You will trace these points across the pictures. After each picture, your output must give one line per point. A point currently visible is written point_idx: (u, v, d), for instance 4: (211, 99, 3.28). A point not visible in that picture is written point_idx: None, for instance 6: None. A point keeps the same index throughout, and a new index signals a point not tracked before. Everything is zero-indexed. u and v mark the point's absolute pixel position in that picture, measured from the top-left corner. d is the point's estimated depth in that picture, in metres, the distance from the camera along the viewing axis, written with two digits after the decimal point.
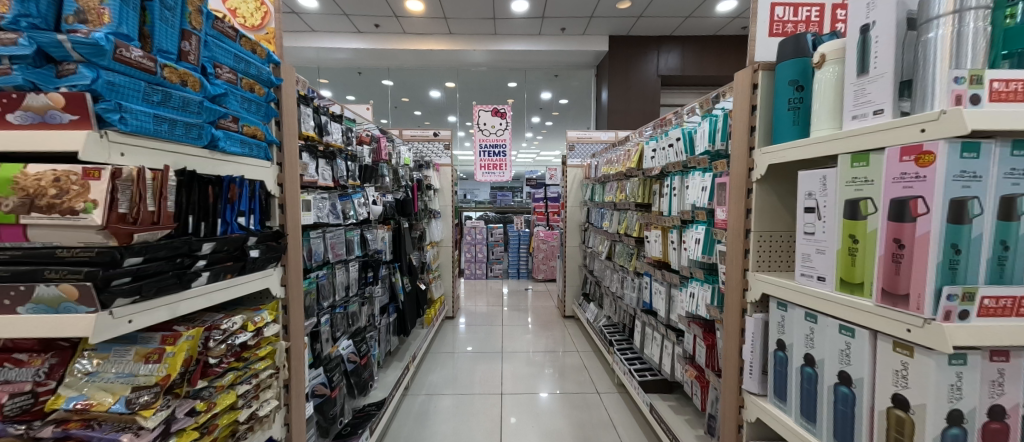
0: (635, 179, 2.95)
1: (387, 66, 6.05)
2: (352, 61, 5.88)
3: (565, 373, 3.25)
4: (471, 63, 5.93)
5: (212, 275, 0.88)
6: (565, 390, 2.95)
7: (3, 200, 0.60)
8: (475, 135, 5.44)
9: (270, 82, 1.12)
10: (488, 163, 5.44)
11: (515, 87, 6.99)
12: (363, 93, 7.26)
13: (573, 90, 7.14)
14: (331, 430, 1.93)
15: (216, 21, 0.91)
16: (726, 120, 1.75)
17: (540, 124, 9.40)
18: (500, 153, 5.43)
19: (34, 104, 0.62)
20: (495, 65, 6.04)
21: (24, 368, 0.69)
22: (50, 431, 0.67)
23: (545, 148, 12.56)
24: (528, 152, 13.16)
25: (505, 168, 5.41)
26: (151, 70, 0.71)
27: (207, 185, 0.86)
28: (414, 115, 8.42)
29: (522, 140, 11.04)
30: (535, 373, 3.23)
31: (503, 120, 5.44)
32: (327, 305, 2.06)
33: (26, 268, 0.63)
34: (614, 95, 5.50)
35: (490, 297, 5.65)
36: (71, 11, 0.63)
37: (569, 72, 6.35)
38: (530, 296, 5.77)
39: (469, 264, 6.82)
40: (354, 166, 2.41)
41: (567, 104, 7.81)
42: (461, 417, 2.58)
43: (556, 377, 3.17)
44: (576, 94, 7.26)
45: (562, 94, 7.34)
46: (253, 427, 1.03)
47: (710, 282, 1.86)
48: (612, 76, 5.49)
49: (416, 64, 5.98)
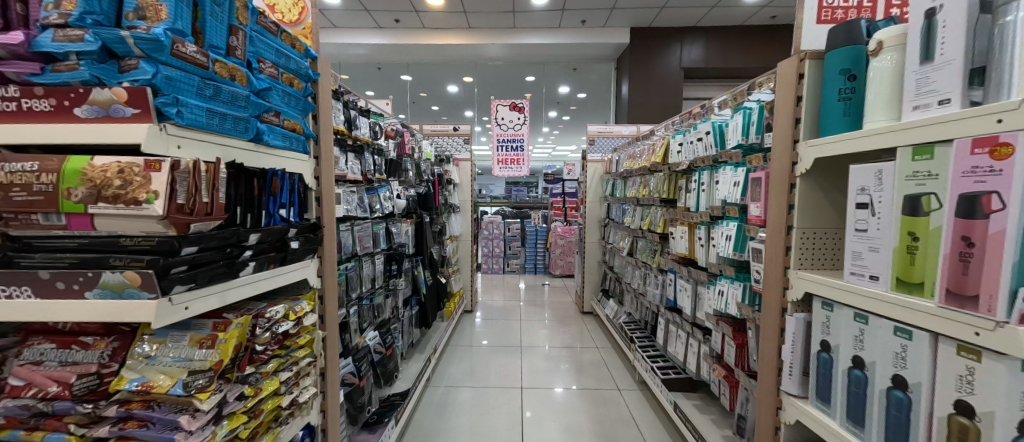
0: (659, 174, 2.89)
1: (406, 61, 6.10)
2: (371, 57, 5.95)
3: (583, 369, 3.23)
4: (489, 57, 5.91)
5: (258, 265, 0.91)
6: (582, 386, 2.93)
7: (73, 190, 0.63)
8: (493, 129, 5.43)
9: (307, 77, 1.14)
10: (506, 157, 5.42)
11: (533, 81, 6.93)
12: (382, 89, 7.34)
13: (592, 84, 7.03)
14: (360, 418, 1.98)
15: (260, 17, 0.93)
16: (762, 112, 1.68)
17: (557, 119, 9.31)
18: (518, 147, 5.41)
19: (99, 99, 0.64)
20: (512, 60, 6.00)
21: (90, 350, 0.74)
22: (114, 410, 0.71)
23: (562, 143, 12.46)
24: (544, 147, 13.08)
25: (522, 163, 5.40)
26: (204, 66, 0.73)
27: (252, 178, 0.89)
28: (432, 111, 8.47)
29: (539, 135, 10.96)
30: (552, 368, 3.23)
31: (521, 115, 5.40)
32: (355, 297, 2.11)
33: (93, 256, 0.66)
34: (634, 89, 5.39)
35: (507, 292, 5.66)
36: (131, 8, 0.65)
37: (588, 65, 6.25)
38: (546, 291, 5.75)
39: (487, 259, 6.86)
40: (380, 161, 2.45)
41: (586, 98, 7.70)
42: (480, 410, 2.60)
43: (574, 372, 3.16)
44: (596, 87, 7.15)
45: (581, 88, 7.25)
46: (294, 412, 1.07)
47: (740, 280, 1.81)
48: (632, 69, 5.38)
49: (434, 59, 6.00)
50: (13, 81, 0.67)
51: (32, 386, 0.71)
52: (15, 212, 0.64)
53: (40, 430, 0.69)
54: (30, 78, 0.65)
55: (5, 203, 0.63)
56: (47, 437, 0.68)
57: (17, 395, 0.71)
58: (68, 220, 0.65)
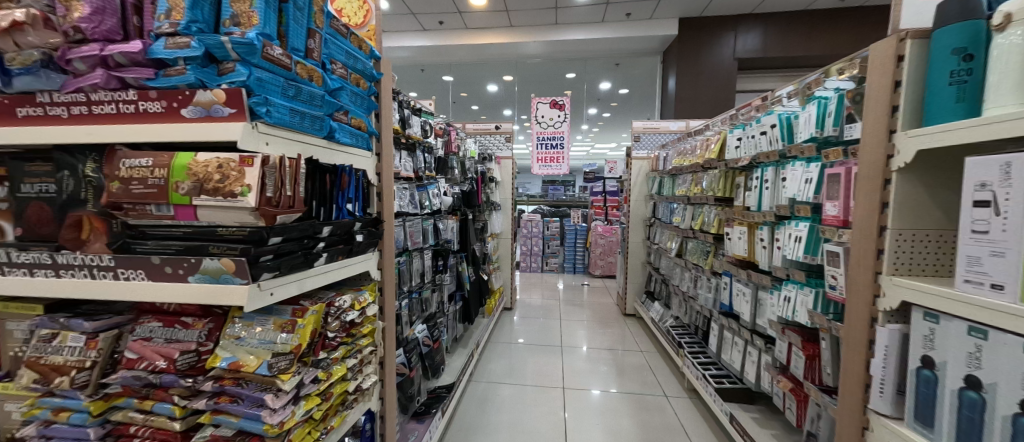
0: (714, 171, 2.73)
1: (448, 62, 6.22)
2: (415, 59, 6.12)
3: (626, 372, 3.13)
4: (529, 55, 5.88)
5: (329, 257, 0.95)
6: (621, 389, 2.85)
7: (181, 184, 0.69)
8: (533, 127, 5.40)
9: (371, 77, 1.19)
10: (545, 155, 5.37)
11: (574, 77, 6.82)
12: (425, 89, 7.53)
13: (635, 79, 6.79)
14: (410, 408, 2.04)
15: (333, 20, 0.98)
16: (841, 101, 1.51)
17: (597, 116, 9.10)
18: (559, 145, 5.34)
19: (202, 100, 0.70)
20: (552, 57, 5.93)
21: (190, 329, 0.81)
22: (210, 385, 0.78)
23: (601, 141, 12.17)
24: (582, 145, 12.83)
25: (562, 161, 5.33)
26: (288, 67, 0.78)
27: (325, 173, 0.93)
28: (472, 110, 8.58)
29: (578, 133, 10.77)
30: (594, 370, 3.16)
31: (562, 112, 5.32)
32: (405, 290, 2.18)
33: (195, 244, 0.72)
34: (682, 82, 5.12)
35: (545, 291, 5.61)
36: (228, 15, 0.71)
37: (631, 60, 6.04)
38: (586, 291, 5.64)
39: (526, 257, 6.85)
40: (429, 159, 2.52)
41: (629, 93, 7.45)
42: (521, 407, 2.59)
43: (616, 375, 3.07)
44: (639, 82, 6.89)
45: (623, 83, 7.01)
46: (358, 398, 1.12)
47: (812, 286, 1.67)
48: (680, 61, 5.12)
49: (475, 59, 6.06)
50: (131, 85, 0.74)
51: (144, 359, 0.79)
52: (134, 203, 0.72)
53: (148, 399, 0.79)
54: (145, 83, 0.72)
55: (126, 195, 0.71)
56: (154, 406, 0.78)
57: (132, 366, 0.79)
58: (175, 211, 0.71)
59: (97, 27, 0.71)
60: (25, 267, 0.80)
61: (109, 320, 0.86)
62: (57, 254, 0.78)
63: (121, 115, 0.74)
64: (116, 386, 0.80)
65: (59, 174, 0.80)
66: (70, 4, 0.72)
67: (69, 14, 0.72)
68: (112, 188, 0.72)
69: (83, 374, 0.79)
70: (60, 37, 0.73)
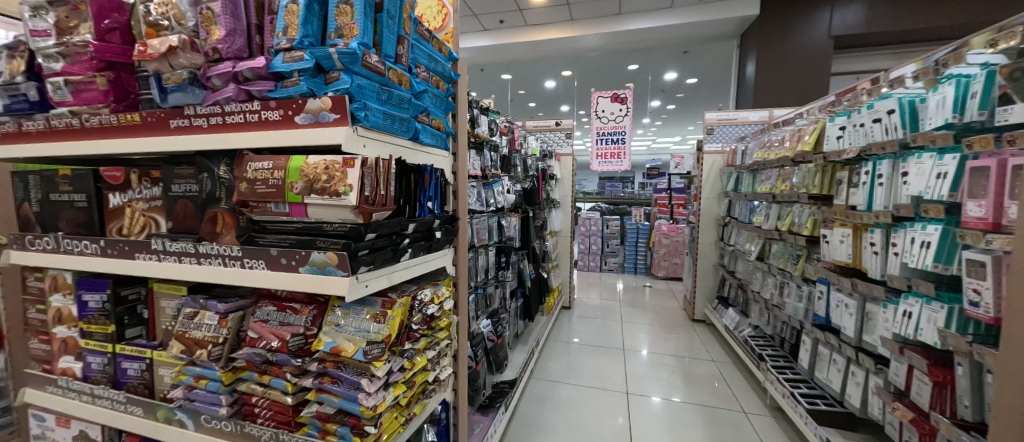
0: (807, 165, 2.43)
1: (508, 60, 6.26)
2: (475, 59, 6.25)
3: (694, 381, 2.93)
4: (588, 48, 5.72)
5: (413, 252, 1.00)
6: (685, 399, 2.67)
7: (295, 184, 0.77)
8: (592, 123, 5.24)
9: (449, 78, 1.22)
10: (605, 151, 5.19)
11: (636, 69, 6.50)
12: (484, 89, 7.66)
13: (704, 67, 6.27)
14: (476, 400, 2.09)
15: (418, 25, 1.02)
16: (992, 79, 1.25)
17: (660, 108, 8.60)
18: (620, 140, 5.12)
19: (312, 107, 0.77)
20: (611, 49, 5.72)
21: (299, 315, 0.91)
22: (315, 366, 0.86)
23: (664, 135, 11.50)
24: (643, 140, 12.22)
25: (623, 157, 5.11)
26: (382, 73, 0.83)
27: (411, 173, 0.98)
28: (529, 107, 8.56)
29: (639, 127, 10.26)
30: (658, 376, 3.00)
31: (623, 106, 5.09)
32: (472, 285, 2.24)
33: (305, 238, 0.80)
34: (763, 67, 4.62)
35: (604, 291, 5.44)
36: (334, 29, 0.77)
37: (701, 47, 5.60)
38: (647, 293, 5.37)
39: (584, 256, 6.69)
40: (495, 157, 2.56)
41: (697, 83, 6.92)
42: (581, 409, 2.53)
43: (684, 384, 2.88)
44: (710, 71, 6.37)
45: (692, 73, 6.53)
46: (436, 388, 1.17)
47: (944, 301, 1.41)
48: (762, 43, 4.62)
49: (533, 55, 6.03)
50: (254, 97, 0.84)
51: (263, 338, 0.90)
52: (258, 201, 0.82)
53: (266, 374, 0.91)
54: (266, 94, 0.82)
55: (251, 194, 0.81)
56: (271, 381, 0.90)
57: (254, 344, 0.91)
58: (290, 208, 0.79)
59: (230, 46, 0.82)
60: (174, 255, 0.94)
61: (235, 302, 0.99)
62: (198, 244, 0.91)
63: (248, 124, 0.84)
64: (241, 360, 0.93)
65: (200, 176, 0.94)
66: (208, 28, 0.83)
67: (209, 37, 0.83)
68: (241, 188, 0.83)
69: (217, 348, 0.93)
70: (202, 58, 0.85)
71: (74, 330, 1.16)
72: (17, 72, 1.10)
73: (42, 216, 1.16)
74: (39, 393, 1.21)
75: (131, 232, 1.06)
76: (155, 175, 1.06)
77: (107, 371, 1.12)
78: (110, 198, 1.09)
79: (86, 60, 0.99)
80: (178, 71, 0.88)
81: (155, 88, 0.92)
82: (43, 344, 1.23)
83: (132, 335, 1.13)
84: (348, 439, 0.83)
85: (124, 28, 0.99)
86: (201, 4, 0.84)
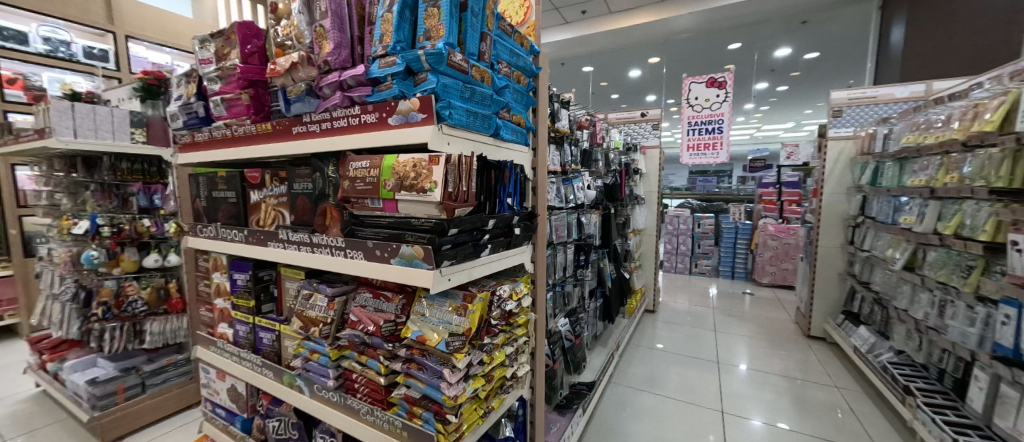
0: (987, 150, 1.88)
1: (590, 51, 6.06)
2: (556, 53, 6.18)
3: (810, 408, 2.50)
4: (677, 31, 5.27)
5: (492, 248, 1.00)
6: (794, 427, 2.31)
7: (388, 181, 0.83)
8: (683, 111, 4.80)
9: (531, 72, 1.20)
10: (698, 142, 4.73)
11: (738, 48, 5.78)
12: (565, 83, 7.52)
13: (830, 38, 5.26)
14: (553, 399, 2.07)
15: (501, 21, 1.02)
16: None
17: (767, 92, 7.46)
18: (716, 129, 4.60)
19: (402, 108, 0.82)
20: (703, 29, 5.23)
21: (391, 302, 0.99)
22: (403, 352, 0.93)
23: (771, 122, 10.10)
24: (745, 129, 10.89)
25: (720, 148, 4.62)
26: (465, 71, 0.84)
27: (491, 169, 0.98)
28: (611, 100, 8.18)
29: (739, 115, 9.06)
30: (761, 397, 2.63)
31: (721, 91, 4.56)
32: (550, 283, 2.22)
33: (395, 231, 0.86)
34: (914, 33, 3.71)
35: (694, 296, 4.99)
36: (423, 32, 0.81)
37: (824, 14, 4.75)
38: (747, 301, 4.76)
39: (669, 256, 6.22)
40: (576, 151, 2.49)
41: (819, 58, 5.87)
42: (666, 423, 2.35)
43: (796, 411, 2.47)
44: (839, 44, 5.36)
45: (811, 47, 5.58)
46: (513, 384, 1.17)
47: None
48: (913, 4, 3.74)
49: (617, 44, 5.75)
50: (356, 102, 0.92)
51: (361, 322, 1.00)
52: (358, 197, 0.90)
53: (364, 354, 1.00)
54: (365, 99, 0.89)
55: (352, 191, 0.90)
56: (367, 361, 0.99)
57: (355, 326, 1.01)
58: (384, 204, 0.86)
59: (337, 58, 0.91)
60: (294, 244, 1.09)
61: (340, 288, 1.12)
62: (312, 235, 1.04)
63: (350, 127, 0.92)
64: (344, 340, 1.04)
65: (314, 175, 1.06)
66: (321, 43, 0.93)
67: (321, 51, 0.93)
68: (344, 186, 0.92)
69: (326, 327, 1.06)
70: (316, 70, 0.96)
71: (227, 302, 1.42)
72: (191, 95, 1.37)
73: (207, 209, 1.43)
74: (205, 351, 1.50)
75: (264, 223, 1.25)
76: (281, 175, 1.23)
77: (247, 339, 1.34)
78: (252, 195, 1.30)
79: (236, 81, 1.20)
80: (298, 84, 1.01)
81: (282, 100, 1.06)
82: (208, 313, 1.52)
83: (266, 310, 1.35)
84: (431, 425, 0.87)
85: (260, 51, 1.17)
86: (315, 23, 0.94)
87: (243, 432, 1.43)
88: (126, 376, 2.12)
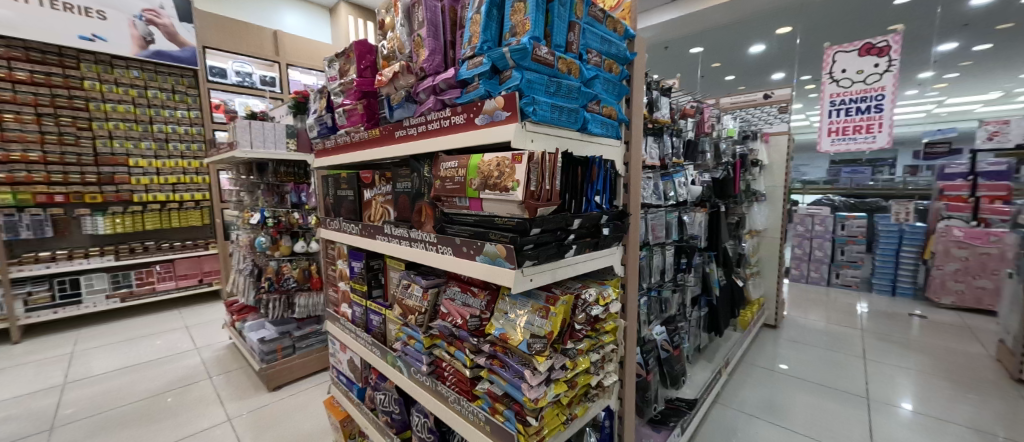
0: None
1: None
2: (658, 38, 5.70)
3: None
4: None
5: (578, 248, 0.95)
6: None
7: (474, 180, 0.85)
8: (824, 87, 3.69)
9: (625, 59, 1.11)
10: (843, 126, 3.63)
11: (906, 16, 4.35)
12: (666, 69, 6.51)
13: None
14: (646, 412, 1.94)
15: (591, 8, 0.97)
16: None
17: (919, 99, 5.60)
18: (872, 108, 3.46)
19: (487, 107, 0.82)
20: None
21: (476, 298, 1.01)
22: (486, 348, 0.94)
23: None
24: None
25: (878, 132, 3.51)
26: (551, 64, 0.81)
27: (577, 166, 0.93)
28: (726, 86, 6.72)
29: None
30: None
31: (885, 57, 3.36)
32: (644, 287, 2.06)
33: (479, 230, 0.86)
34: None
35: (832, 313, 3.99)
36: (509, 29, 0.80)
37: None
38: (916, 323, 3.66)
39: (798, 263, 4.93)
40: (678, 143, 2.25)
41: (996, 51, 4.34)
42: None
43: None
44: None
45: None
46: (599, 394, 1.11)
47: None
48: None
49: None
50: (447, 104, 0.96)
51: (450, 315, 1.05)
52: (447, 196, 0.94)
53: (452, 345, 1.05)
54: (455, 101, 0.92)
55: (443, 189, 0.94)
56: (455, 352, 1.03)
57: (445, 318, 1.07)
58: (470, 202, 0.88)
59: (431, 63, 0.95)
60: (396, 238, 1.19)
61: (433, 280, 1.19)
62: (410, 231, 1.11)
63: (441, 129, 0.96)
64: (435, 329, 1.10)
65: (413, 175, 1.14)
66: (418, 51, 0.99)
67: (418, 59, 0.99)
68: (436, 185, 0.97)
69: (421, 316, 1.14)
70: (414, 78, 1.03)
71: (347, 285, 1.62)
72: (322, 108, 1.60)
73: (333, 205, 1.65)
74: (332, 325, 1.74)
75: (373, 218, 1.39)
76: (388, 175, 1.35)
77: (361, 319, 1.51)
78: (365, 193, 1.45)
79: (354, 93, 1.35)
80: (400, 92, 1.09)
81: (387, 107, 1.16)
82: (334, 292, 1.76)
83: (376, 295, 1.50)
84: (512, 424, 0.87)
85: (372, 65, 1.31)
86: (413, 33, 1.01)
87: (359, 399, 1.62)
88: (282, 338, 2.58)
